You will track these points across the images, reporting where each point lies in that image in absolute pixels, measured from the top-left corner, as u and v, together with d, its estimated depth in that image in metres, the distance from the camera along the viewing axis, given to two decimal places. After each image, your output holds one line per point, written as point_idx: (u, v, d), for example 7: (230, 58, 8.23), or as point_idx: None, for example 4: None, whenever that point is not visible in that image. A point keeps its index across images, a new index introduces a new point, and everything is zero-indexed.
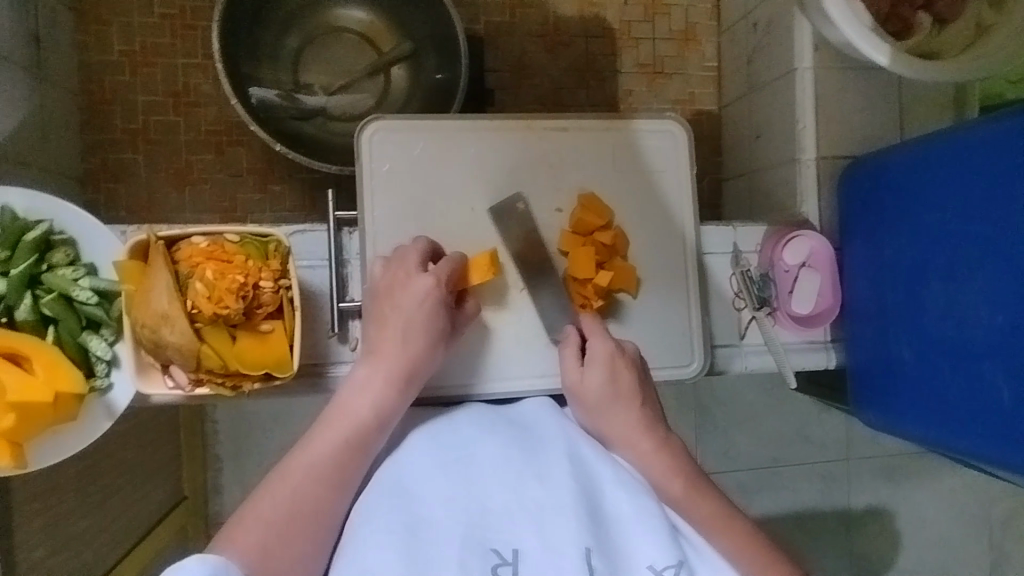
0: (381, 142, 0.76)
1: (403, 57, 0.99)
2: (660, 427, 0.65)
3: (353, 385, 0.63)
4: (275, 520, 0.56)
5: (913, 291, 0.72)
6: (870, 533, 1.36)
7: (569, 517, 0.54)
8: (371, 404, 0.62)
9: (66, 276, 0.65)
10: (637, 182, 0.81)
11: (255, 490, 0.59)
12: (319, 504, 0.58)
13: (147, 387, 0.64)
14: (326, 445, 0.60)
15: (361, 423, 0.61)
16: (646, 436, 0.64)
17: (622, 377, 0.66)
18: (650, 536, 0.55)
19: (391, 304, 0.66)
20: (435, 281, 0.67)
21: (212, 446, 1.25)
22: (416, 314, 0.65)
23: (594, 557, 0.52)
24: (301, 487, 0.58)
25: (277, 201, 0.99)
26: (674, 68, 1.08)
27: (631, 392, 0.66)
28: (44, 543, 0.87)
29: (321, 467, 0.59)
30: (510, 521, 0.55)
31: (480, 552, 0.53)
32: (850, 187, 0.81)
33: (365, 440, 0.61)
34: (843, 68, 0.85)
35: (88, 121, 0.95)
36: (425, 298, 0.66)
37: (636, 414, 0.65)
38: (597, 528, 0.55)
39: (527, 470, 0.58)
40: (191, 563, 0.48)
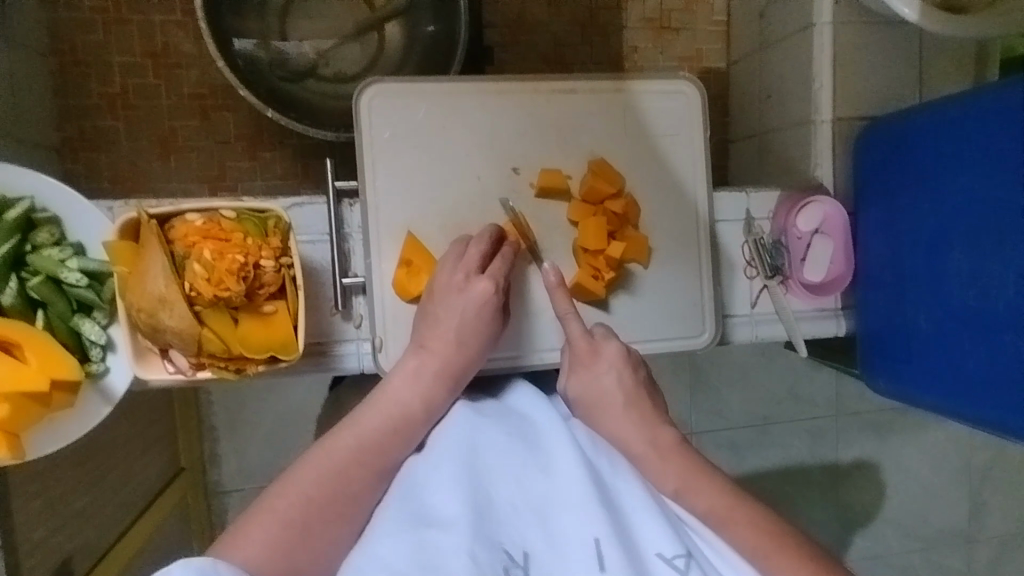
0: (381, 108, 0.71)
1: (397, 13, 0.93)
2: (648, 420, 0.60)
3: (403, 374, 0.62)
4: (317, 499, 0.56)
5: (935, 259, 0.70)
6: (859, 487, 1.40)
7: (578, 509, 0.51)
8: (423, 401, 0.61)
9: (53, 258, 0.62)
10: (650, 147, 0.77)
11: (289, 468, 0.58)
12: (358, 488, 0.57)
13: (146, 372, 0.61)
14: (373, 426, 0.59)
15: (409, 415, 0.60)
16: (640, 437, 0.59)
17: (595, 375, 0.63)
18: (655, 525, 0.51)
19: (446, 306, 0.65)
20: (493, 286, 0.66)
21: (207, 418, 1.24)
22: (470, 314, 0.64)
23: (605, 546, 0.49)
24: (347, 469, 0.57)
25: (267, 169, 0.94)
26: (681, 22, 1.03)
27: (612, 390, 0.62)
28: (46, 525, 0.85)
29: (366, 452, 0.58)
30: (520, 520, 0.51)
31: (491, 549, 0.49)
32: (867, 151, 0.79)
33: (410, 429, 0.60)
34: (862, 24, 0.81)
35: (61, 84, 0.89)
36: (482, 301, 0.65)
37: (628, 415, 0.61)
38: (612, 516, 0.51)
39: (533, 462, 0.56)
40: (175, 569, 0.46)
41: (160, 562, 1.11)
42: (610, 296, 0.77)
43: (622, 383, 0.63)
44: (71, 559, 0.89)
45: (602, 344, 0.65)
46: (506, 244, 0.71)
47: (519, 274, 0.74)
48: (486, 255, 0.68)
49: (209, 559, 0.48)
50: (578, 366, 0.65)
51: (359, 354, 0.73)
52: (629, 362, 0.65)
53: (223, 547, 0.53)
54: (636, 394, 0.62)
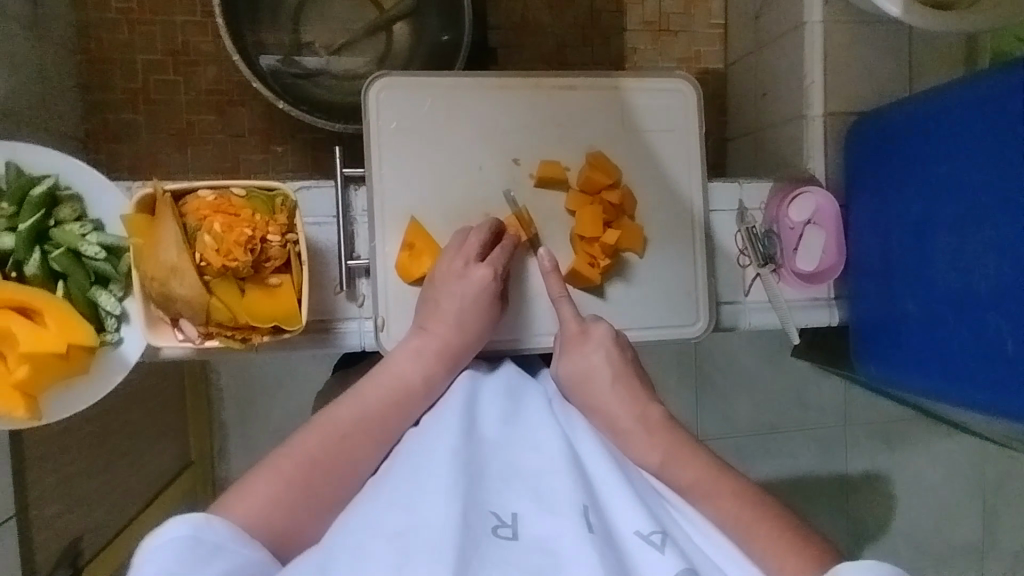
0: (388, 99, 0.75)
1: (406, 14, 0.97)
2: (636, 398, 0.61)
3: (406, 353, 0.63)
4: (320, 462, 0.55)
5: (920, 244, 0.72)
6: (866, 495, 1.38)
7: (563, 479, 0.49)
8: (423, 376, 0.62)
9: (74, 232, 0.66)
10: (646, 140, 0.80)
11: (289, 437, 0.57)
12: (360, 454, 0.57)
13: (158, 339, 0.65)
14: (374, 398, 0.59)
15: (411, 390, 0.61)
16: (626, 414, 0.59)
17: (586, 355, 0.64)
18: (634, 504, 0.49)
19: (445, 292, 0.67)
20: (492, 273, 0.68)
21: (218, 410, 1.27)
22: (469, 299, 0.66)
23: (591, 514, 0.46)
24: (349, 436, 0.57)
25: (280, 162, 0.98)
26: (680, 25, 1.06)
27: (602, 367, 0.63)
28: (60, 501, 0.88)
29: (369, 423, 0.58)
30: (508, 488, 0.49)
31: (478, 508, 0.46)
32: (857, 144, 0.81)
33: (410, 404, 0.60)
34: (853, 22, 0.84)
35: (87, 80, 0.94)
36: (481, 287, 0.67)
37: (615, 390, 0.61)
38: (590, 491, 0.49)
39: (521, 440, 0.54)
40: (172, 522, 0.47)
41: None
42: (606, 283, 0.78)
43: (612, 361, 0.63)
44: (82, 537, 0.92)
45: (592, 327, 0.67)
46: (506, 236, 0.73)
47: (518, 265, 0.76)
48: (486, 244, 0.71)
49: (203, 516, 0.48)
50: (569, 347, 0.66)
51: (361, 332, 0.76)
52: (617, 343, 0.66)
53: (220, 507, 0.52)
54: (624, 369, 0.63)
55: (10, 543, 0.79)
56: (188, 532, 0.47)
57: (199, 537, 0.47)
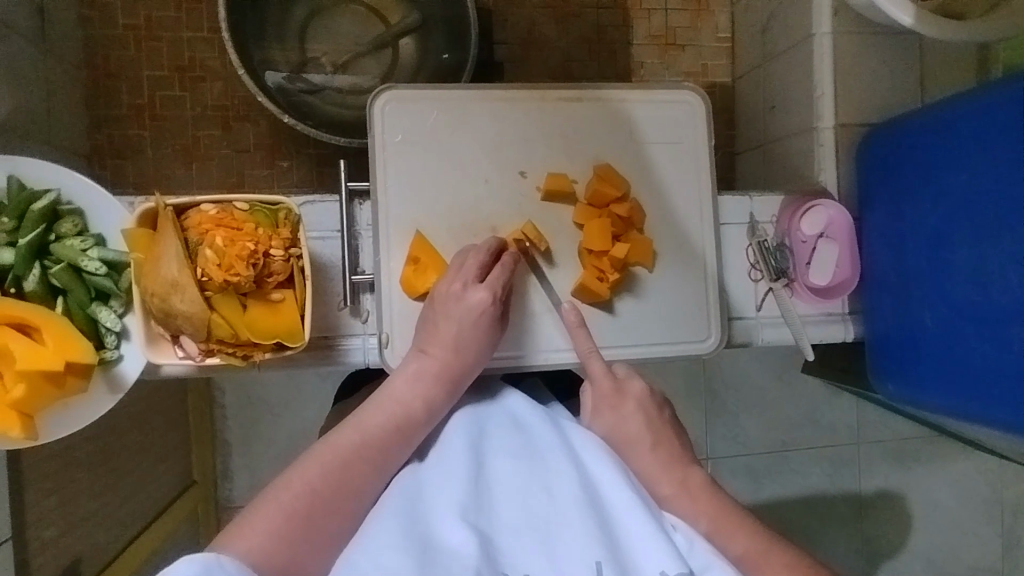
0: (393, 112, 0.74)
1: (412, 28, 0.97)
2: (674, 462, 0.59)
3: (404, 377, 0.62)
4: (320, 492, 0.54)
5: (937, 257, 0.70)
6: (882, 518, 1.35)
7: (579, 529, 0.49)
8: (422, 402, 0.61)
9: (75, 247, 0.65)
10: (653, 153, 0.79)
11: (289, 465, 0.55)
12: (361, 483, 0.56)
13: (157, 356, 0.63)
14: (375, 423, 0.58)
15: (411, 416, 0.60)
16: (657, 463, 0.59)
17: (622, 415, 0.62)
18: (656, 546, 0.49)
19: (444, 315, 0.65)
20: (490, 296, 0.66)
21: (221, 429, 1.25)
22: (469, 323, 0.64)
23: (606, 571, 0.47)
24: (349, 463, 0.56)
25: (285, 177, 0.98)
26: (686, 39, 1.06)
27: (639, 429, 0.61)
28: (58, 522, 0.86)
29: (367, 449, 0.57)
30: (523, 542, 0.49)
31: (493, 571, 0.47)
32: (869, 156, 0.80)
33: (411, 430, 0.59)
34: (862, 33, 0.83)
35: (93, 96, 0.94)
36: (480, 310, 0.65)
37: (654, 455, 0.60)
38: (605, 534, 0.50)
39: (535, 480, 0.54)
40: (178, 565, 0.44)
41: None
42: (616, 298, 0.77)
43: (650, 422, 0.62)
44: (79, 559, 0.90)
45: (628, 385, 0.64)
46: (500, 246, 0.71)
47: (519, 280, 0.75)
48: (485, 265, 0.68)
49: (212, 554, 0.46)
50: (604, 405, 0.63)
51: (365, 348, 0.74)
52: (654, 401, 0.64)
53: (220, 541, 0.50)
54: (661, 431, 0.62)
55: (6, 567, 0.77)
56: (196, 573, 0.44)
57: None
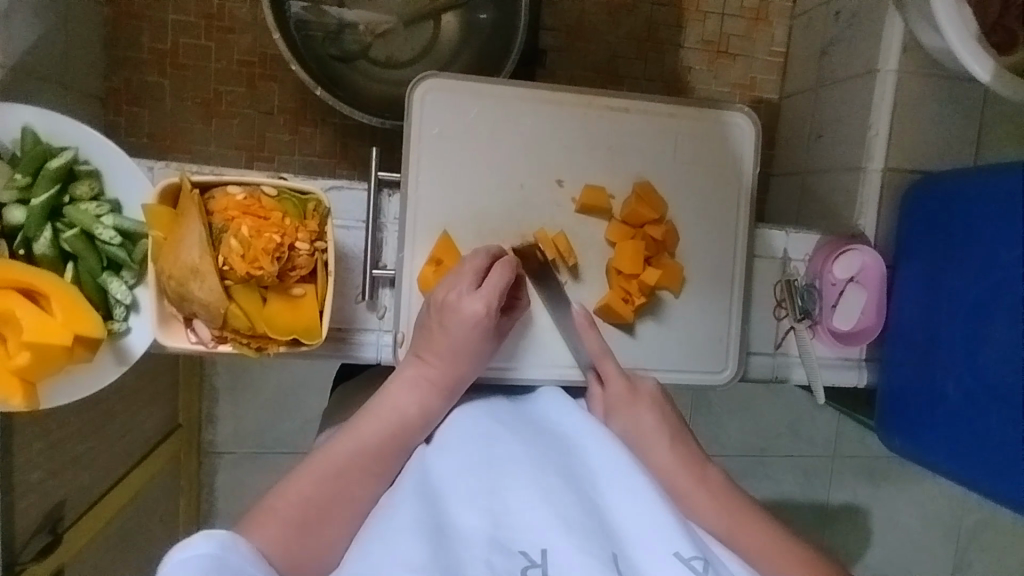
0: (434, 102, 0.70)
1: (456, 4, 0.92)
2: (691, 460, 0.60)
3: (401, 382, 0.61)
4: (313, 499, 0.54)
5: (972, 328, 0.69)
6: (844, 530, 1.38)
7: (591, 518, 0.50)
8: (417, 405, 0.60)
9: (89, 212, 0.61)
10: (697, 176, 0.75)
11: (286, 473, 0.56)
12: (357, 491, 0.56)
13: (169, 339, 0.61)
14: (371, 432, 0.58)
15: (407, 421, 0.59)
16: (685, 476, 0.59)
17: (636, 415, 0.62)
18: (663, 529, 0.50)
19: (441, 324, 0.63)
20: (486, 308, 0.62)
21: (210, 375, 1.24)
22: (465, 334, 0.62)
23: (620, 561, 0.48)
24: (346, 471, 0.56)
25: (307, 144, 0.94)
26: (739, 49, 1.02)
27: (652, 424, 0.62)
28: (46, 464, 0.84)
29: (364, 458, 0.57)
30: (535, 517, 0.49)
31: (507, 553, 0.47)
32: (916, 207, 0.77)
33: (406, 438, 0.59)
34: (928, 76, 0.80)
35: (113, 36, 0.89)
36: (475, 322, 0.62)
37: (672, 452, 0.60)
38: (610, 523, 0.51)
39: (552, 469, 0.54)
40: (198, 541, 0.45)
41: (149, 516, 1.10)
42: (637, 321, 0.75)
43: (658, 415, 0.63)
44: (65, 501, 0.88)
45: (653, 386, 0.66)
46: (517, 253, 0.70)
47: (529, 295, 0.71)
48: (484, 270, 0.64)
49: (229, 531, 0.47)
50: (620, 405, 0.64)
51: (379, 344, 0.72)
52: (664, 402, 0.65)
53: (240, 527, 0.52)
54: (671, 424, 0.62)
55: None
56: (212, 552, 0.45)
57: (223, 557, 0.45)
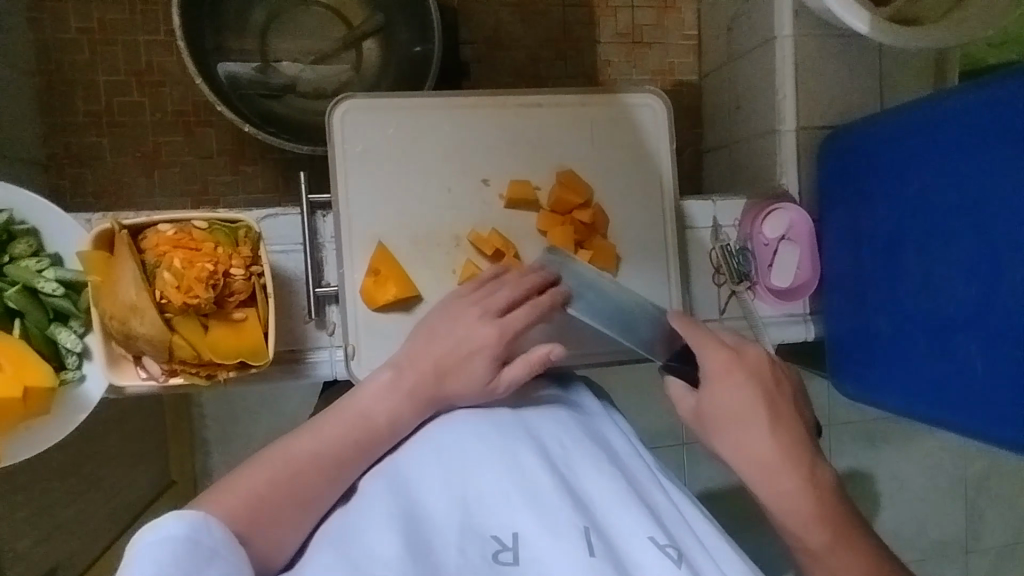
0: (353, 121, 0.73)
1: (375, 30, 0.96)
2: (791, 450, 0.55)
3: (376, 385, 0.58)
4: (265, 496, 0.50)
5: (890, 263, 0.72)
6: (854, 496, 1.34)
7: (560, 494, 0.50)
8: (383, 415, 0.57)
9: (30, 268, 0.64)
10: (617, 158, 0.79)
11: (237, 468, 0.53)
12: (312, 491, 0.52)
13: (119, 379, 0.62)
14: (336, 431, 0.55)
15: (372, 428, 0.56)
16: (783, 466, 0.54)
17: (739, 386, 0.57)
18: (643, 518, 0.49)
19: (447, 330, 0.63)
20: (498, 332, 0.63)
21: (201, 429, 1.17)
22: (462, 348, 0.62)
23: (592, 535, 0.47)
24: (300, 470, 0.53)
25: (250, 183, 0.97)
26: (654, 37, 1.06)
27: (757, 405, 0.56)
28: (32, 532, 0.84)
29: (322, 457, 0.54)
30: (506, 502, 0.49)
31: (478, 539, 0.47)
32: (830, 159, 0.81)
33: (364, 450, 0.55)
34: (823, 37, 0.84)
35: (47, 104, 0.92)
36: (480, 339, 0.62)
37: (772, 437, 0.55)
38: (576, 500, 0.50)
39: (525, 448, 0.54)
40: (167, 520, 0.42)
41: None
42: None
43: (763, 396, 0.57)
44: (58, 568, 0.88)
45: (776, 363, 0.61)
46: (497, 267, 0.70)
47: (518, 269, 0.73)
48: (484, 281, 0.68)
49: (200, 512, 0.44)
50: (720, 372, 0.58)
51: (333, 360, 0.74)
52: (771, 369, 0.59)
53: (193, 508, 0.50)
54: (778, 409, 0.57)
55: None
56: (184, 532, 0.42)
57: (196, 536, 0.42)
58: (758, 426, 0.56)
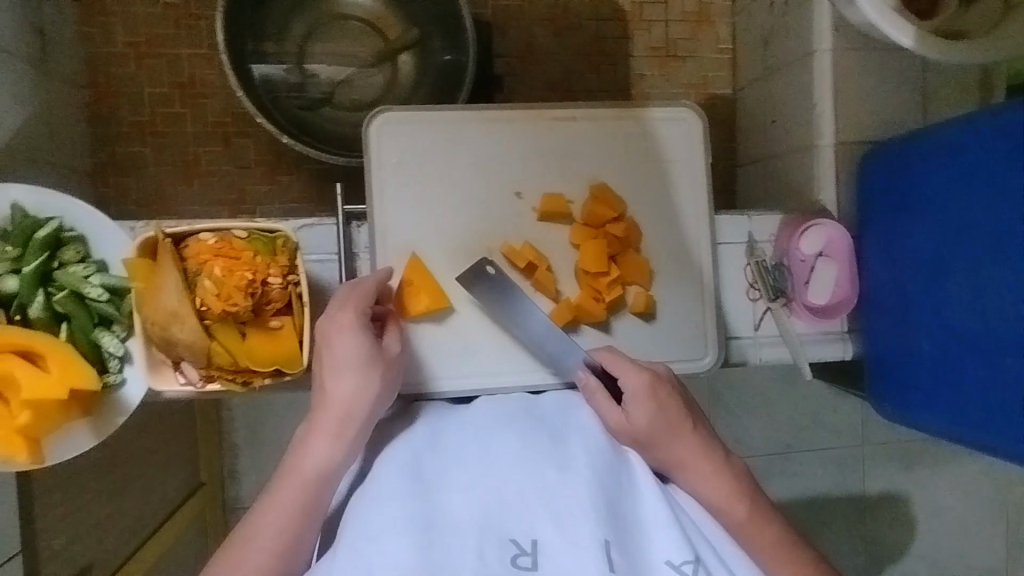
0: (390, 134, 0.74)
1: (410, 44, 0.97)
2: (711, 451, 0.63)
3: (299, 441, 0.60)
4: (282, 531, 0.57)
5: (934, 282, 0.70)
6: (892, 522, 1.29)
7: (586, 509, 0.53)
8: (317, 463, 0.59)
9: (77, 274, 0.66)
10: (650, 173, 0.78)
11: (250, 512, 0.59)
12: (309, 517, 0.58)
13: (159, 383, 0.64)
14: (290, 490, 0.58)
15: (311, 474, 0.59)
16: (706, 464, 0.62)
17: (661, 406, 0.62)
18: (665, 535, 0.54)
19: (323, 353, 0.61)
20: (361, 321, 0.61)
21: (228, 433, 1.21)
22: (339, 358, 0.60)
23: (612, 549, 0.51)
24: (296, 506, 0.58)
25: (286, 192, 0.98)
26: (687, 50, 1.05)
27: (675, 415, 0.62)
28: (68, 529, 0.86)
29: (305, 486, 0.59)
30: (528, 511, 0.53)
31: (498, 544, 0.51)
32: (871, 174, 0.79)
33: (316, 500, 0.59)
34: (864, 50, 0.82)
35: (94, 115, 0.95)
36: (349, 339, 0.60)
37: (693, 440, 0.62)
38: (606, 512, 0.54)
39: (548, 460, 0.57)
40: None
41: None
42: (613, 318, 0.77)
43: (669, 415, 0.62)
44: (91, 565, 0.89)
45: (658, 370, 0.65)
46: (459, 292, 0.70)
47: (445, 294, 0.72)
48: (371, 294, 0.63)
49: None
50: (640, 398, 0.62)
51: None
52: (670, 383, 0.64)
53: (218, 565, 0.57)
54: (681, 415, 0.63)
55: None
56: None
57: None
58: (679, 438, 0.62)
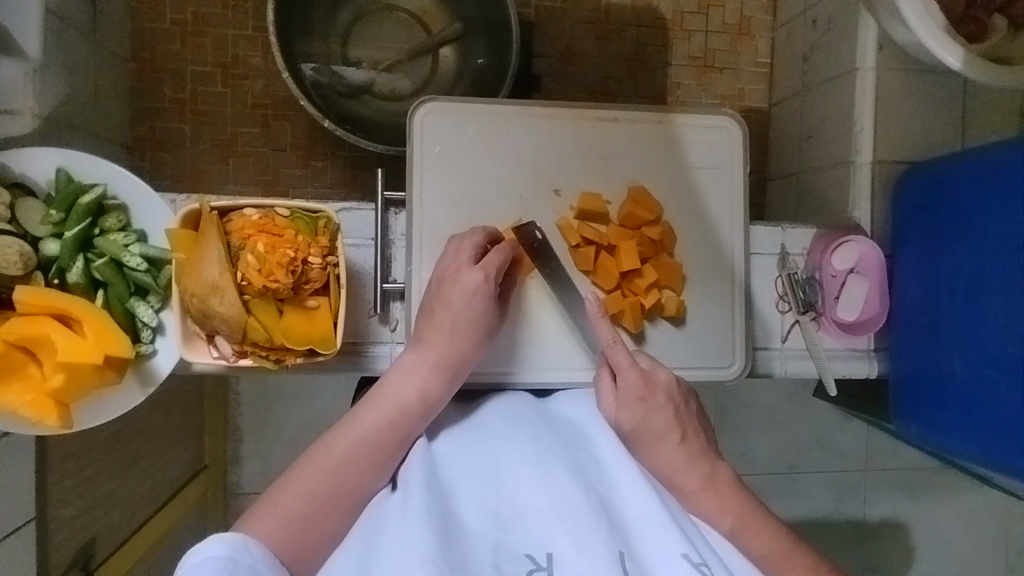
0: (432, 124, 0.74)
1: (453, 38, 0.98)
2: (703, 459, 0.58)
3: (401, 369, 0.60)
4: (319, 493, 0.53)
5: (971, 305, 0.69)
6: (899, 547, 1.27)
7: (595, 517, 0.49)
8: (419, 390, 0.59)
9: (118, 242, 0.66)
10: (689, 178, 0.78)
11: (286, 471, 0.55)
12: (358, 480, 0.55)
13: (192, 355, 0.64)
14: (373, 422, 0.57)
15: (408, 408, 0.58)
16: (692, 472, 0.57)
17: (653, 407, 0.60)
18: (669, 532, 0.49)
19: (441, 302, 0.64)
20: (484, 277, 0.65)
21: (236, 417, 1.19)
22: (461, 310, 0.64)
23: (627, 561, 0.47)
24: (346, 465, 0.55)
25: (319, 177, 0.99)
26: (726, 62, 1.06)
27: (668, 424, 0.60)
28: (78, 499, 0.85)
29: (374, 437, 0.56)
30: (542, 519, 0.49)
31: (512, 558, 0.47)
32: (907, 194, 0.79)
33: (409, 423, 0.58)
34: (907, 70, 0.83)
35: (136, 89, 0.96)
36: (473, 292, 0.64)
37: (681, 449, 0.58)
38: (610, 521, 0.50)
39: (557, 466, 0.52)
40: (211, 542, 0.47)
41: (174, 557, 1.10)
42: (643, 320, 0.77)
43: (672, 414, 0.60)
44: (98, 538, 0.88)
45: (655, 375, 0.63)
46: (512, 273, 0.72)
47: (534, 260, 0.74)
48: (481, 247, 0.68)
49: (239, 535, 0.49)
50: (630, 395, 0.61)
51: (391, 355, 0.75)
52: (681, 391, 0.63)
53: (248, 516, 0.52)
54: (685, 423, 0.61)
55: (26, 542, 0.77)
56: (225, 553, 0.46)
57: (235, 557, 0.47)
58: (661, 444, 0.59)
